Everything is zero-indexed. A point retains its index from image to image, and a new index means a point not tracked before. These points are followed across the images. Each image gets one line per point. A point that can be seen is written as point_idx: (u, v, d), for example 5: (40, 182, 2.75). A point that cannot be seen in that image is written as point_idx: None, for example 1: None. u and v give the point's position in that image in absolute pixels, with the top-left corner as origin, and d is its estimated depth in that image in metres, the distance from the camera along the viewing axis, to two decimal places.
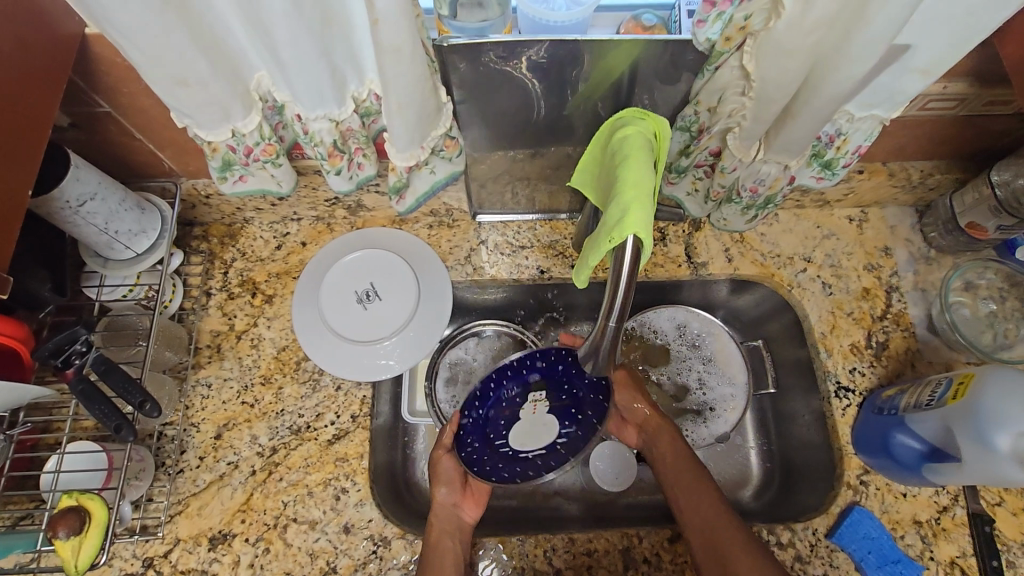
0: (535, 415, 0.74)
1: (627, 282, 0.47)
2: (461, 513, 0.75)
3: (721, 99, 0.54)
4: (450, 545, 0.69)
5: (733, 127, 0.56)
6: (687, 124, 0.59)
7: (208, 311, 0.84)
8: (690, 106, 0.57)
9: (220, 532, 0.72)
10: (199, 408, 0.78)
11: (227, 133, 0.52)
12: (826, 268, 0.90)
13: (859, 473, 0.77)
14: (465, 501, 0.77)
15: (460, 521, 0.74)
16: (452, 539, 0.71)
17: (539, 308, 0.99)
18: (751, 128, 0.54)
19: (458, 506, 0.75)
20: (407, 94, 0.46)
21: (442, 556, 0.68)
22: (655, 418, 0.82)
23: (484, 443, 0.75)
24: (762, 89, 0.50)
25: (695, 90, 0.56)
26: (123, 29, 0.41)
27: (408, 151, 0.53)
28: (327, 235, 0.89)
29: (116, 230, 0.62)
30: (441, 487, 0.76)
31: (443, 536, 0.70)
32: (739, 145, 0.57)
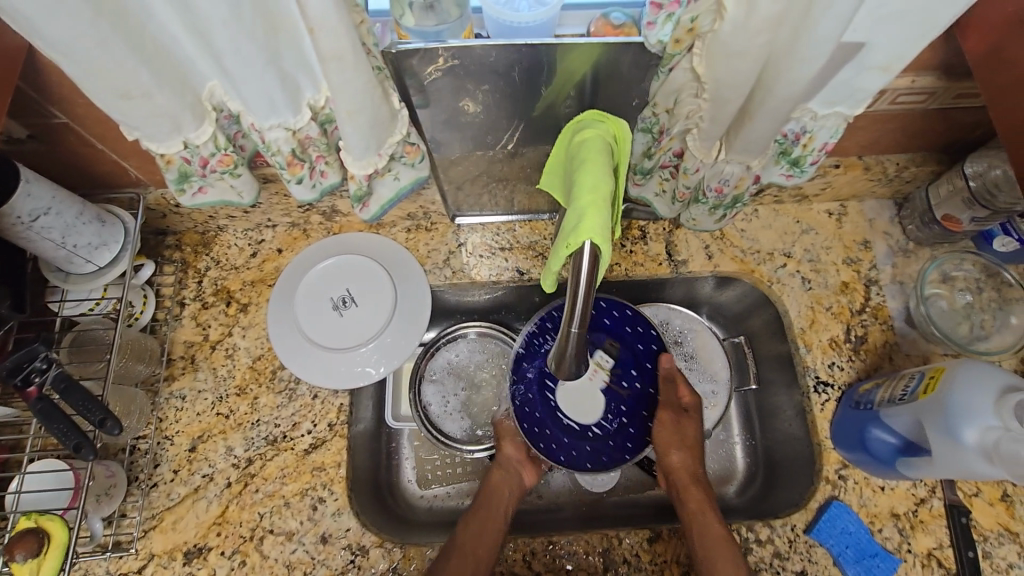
0: (593, 383, 0.79)
1: (586, 288, 0.47)
2: (523, 471, 0.81)
3: (677, 101, 0.54)
4: (505, 500, 0.76)
5: (691, 128, 0.56)
6: (648, 126, 0.59)
7: (181, 321, 0.83)
8: (648, 109, 0.57)
9: (195, 546, 0.71)
10: (173, 420, 0.78)
11: (180, 144, 0.51)
12: (805, 263, 0.90)
13: (838, 467, 0.77)
14: (530, 463, 0.82)
15: (520, 476, 0.80)
16: (507, 495, 0.77)
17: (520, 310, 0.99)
18: (710, 129, 0.53)
19: (522, 463, 0.81)
20: (356, 102, 0.45)
21: (495, 504, 0.75)
22: (689, 471, 0.75)
23: (545, 407, 0.77)
24: (718, 90, 0.49)
25: (651, 93, 0.55)
26: (58, 44, 0.40)
27: (366, 158, 0.52)
28: (303, 241, 0.88)
29: (74, 245, 0.61)
30: (508, 444, 0.82)
31: (500, 484, 0.78)
32: (699, 146, 0.56)
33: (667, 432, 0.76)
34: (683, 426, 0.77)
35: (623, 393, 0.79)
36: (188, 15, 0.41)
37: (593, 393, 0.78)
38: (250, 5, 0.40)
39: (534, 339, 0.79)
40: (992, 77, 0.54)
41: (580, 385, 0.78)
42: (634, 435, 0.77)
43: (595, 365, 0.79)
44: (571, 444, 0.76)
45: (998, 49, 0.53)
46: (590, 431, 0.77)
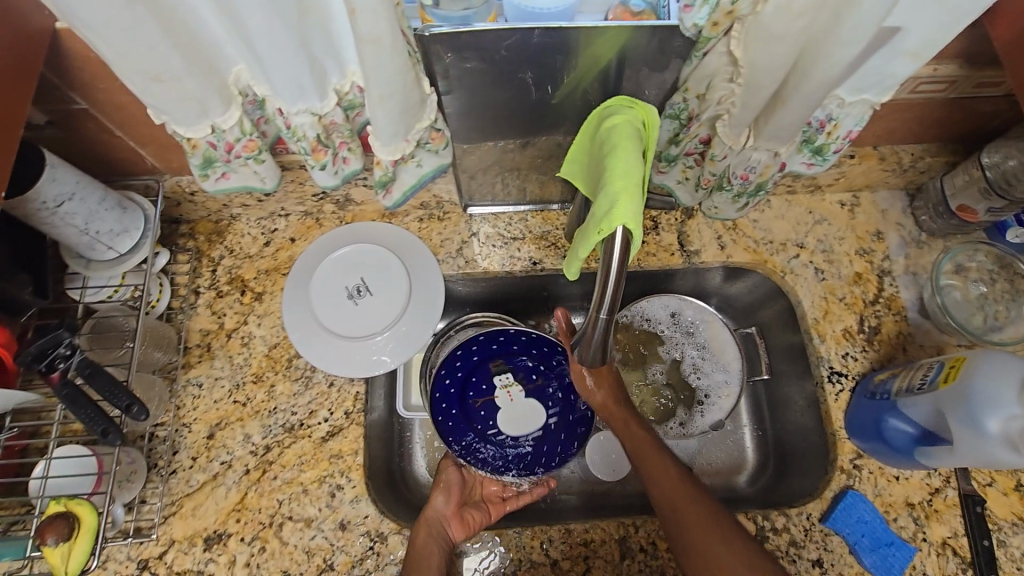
0: (512, 402, 0.85)
1: (618, 274, 0.47)
2: (448, 529, 0.74)
3: (710, 86, 0.54)
4: (434, 546, 0.70)
5: (722, 114, 0.55)
6: (676, 112, 0.58)
7: (197, 310, 0.83)
8: (677, 94, 0.57)
9: (214, 532, 0.71)
10: (191, 407, 0.78)
11: (207, 129, 0.51)
12: (819, 253, 0.90)
13: (852, 457, 0.78)
14: (454, 519, 0.76)
15: (446, 533, 0.73)
16: (437, 544, 0.71)
17: (533, 300, 0.99)
18: (741, 115, 0.53)
19: (447, 518, 0.75)
20: (389, 87, 0.45)
21: (427, 560, 0.67)
22: (614, 403, 0.78)
23: (484, 440, 0.83)
24: (750, 75, 0.49)
25: (683, 77, 0.55)
26: (93, 26, 0.40)
27: (393, 144, 0.52)
28: (316, 230, 0.88)
29: (97, 231, 0.61)
30: (438, 495, 0.79)
31: (427, 540, 0.70)
32: (729, 132, 0.56)
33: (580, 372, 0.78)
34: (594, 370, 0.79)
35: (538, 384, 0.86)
36: None
37: (520, 407, 0.85)
38: None
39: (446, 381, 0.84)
40: (1021, 65, 0.54)
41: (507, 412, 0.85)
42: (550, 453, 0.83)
43: (505, 389, 0.86)
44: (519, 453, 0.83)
45: None
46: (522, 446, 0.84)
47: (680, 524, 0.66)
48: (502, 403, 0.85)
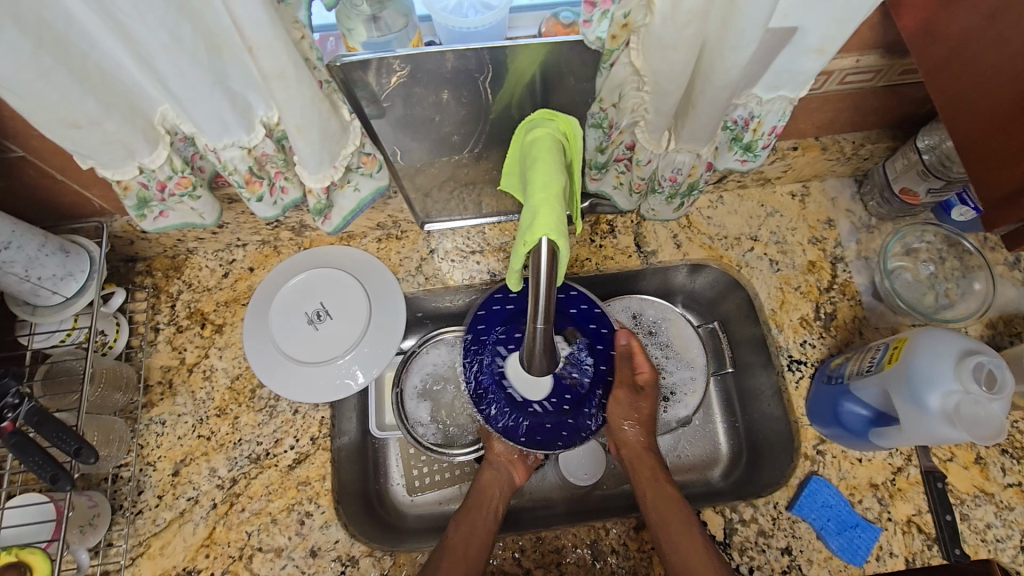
0: None
1: (547, 284, 0.48)
2: (512, 470, 0.80)
3: (621, 96, 0.54)
4: (495, 497, 0.77)
5: (638, 121, 0.56)
6: (598, 120, 0.59)
7: (157, 347, 0.82)
8: (595, 104, 0.57)
9: (184, 569, 0.71)
10: (155, 446, 0.77)
11: (135, 170, 0.52)
12: (772, 245, 0.92)
13: (815, 443, 0.79)
14: (521, 461, 0.82)
15: (509, 477, 0.80)
16: (499, 492, 0.77)
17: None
18: (656, 121, 0.54)
19: (513, 461, 0.81)
20: (305, 118, 0.46)
21: (487, 499, 0.76)
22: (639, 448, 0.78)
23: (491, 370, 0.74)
24: (657, 81, 0.50)
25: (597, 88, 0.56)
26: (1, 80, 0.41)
27: (321, 171, 0.53)
28: (274, 258, 0.88)
29: (38, 277, 0.61)
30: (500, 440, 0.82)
31: (491, 484, 0.78)
32: (648, 138, 0.57)
33: (622, 410, 0.77)
34: (638, 403, 0.79)
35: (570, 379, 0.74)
36: (132, 44, 0.42)
37: (542, 369, 0.73)
38: (192, 30, 0.41)
39: (481, 326, 0.75)
40: (927, 51, 0.56)
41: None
42: (576, 424, 0.72)
43: (551, 345, 0.75)
44: (512, 411, 0.72)
45: (931, 24, 0.55)
46: (532, 407, 0.72)
47: None
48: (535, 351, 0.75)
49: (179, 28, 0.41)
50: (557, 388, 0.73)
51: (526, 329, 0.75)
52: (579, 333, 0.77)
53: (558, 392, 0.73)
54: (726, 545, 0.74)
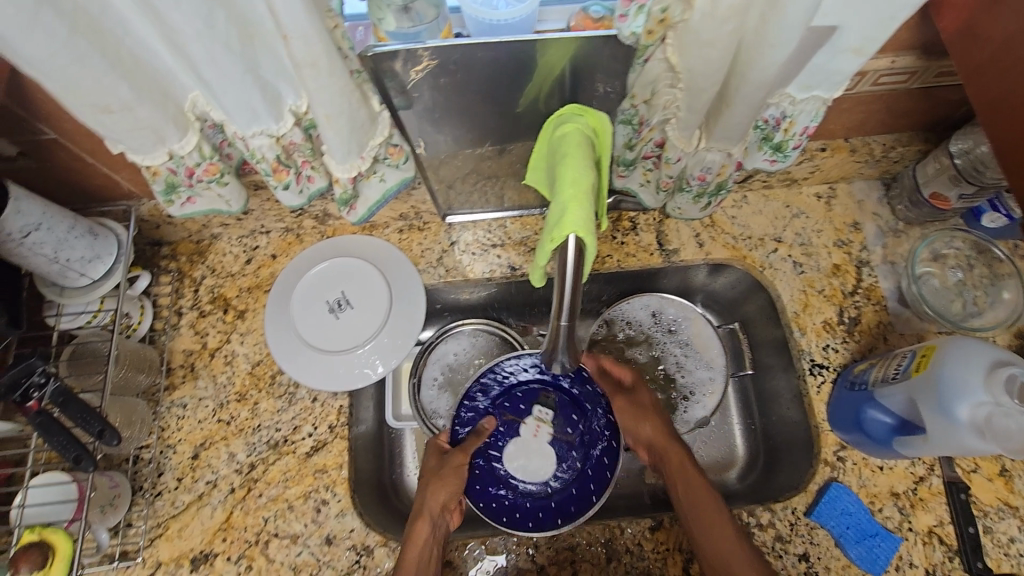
0: (538, 438, 0.79)
1: (574, 282, 0.47)
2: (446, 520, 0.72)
3: (654, 92, 0.55)
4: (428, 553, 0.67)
5: (670, 118, 0.56)
6: (628, 117, 0.59)
7: (179, 331, 0.84)
8: (627, 101, 0.57)
9: (201, 552, 0.72)
10: (176, 428, 0.79)
11: (165, 156, 0.52)
12: (796, 247, 0.91)
13: (836, 449, 0.78)
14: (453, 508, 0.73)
15: (444, 528, 0.71)
16: (434, 549, 0.68)
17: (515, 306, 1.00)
18: (687, 119, 0.54)
19: (447, 511, 0.72)
20: (335, 107, 0.46)
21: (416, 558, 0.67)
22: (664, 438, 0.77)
23: (486, 458, 0.77)
24: (693, 78, 0.50)
25: (629, 85, 0.56)
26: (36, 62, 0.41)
27: (349, 161, 0.52)
28: (296, 246, 0.89)
29: (67, 259, 0.62)
30: (435, 491, 0.71)
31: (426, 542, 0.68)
32: (679, 136, 0.57)
33: (625, 414, 0.79)
34: (637, 399, 0.81)
35: (569, 436, 0.80)
36: (165, 29, 0.42)
37: (541, 447, 0.79)
38: (225, 17, 0.41)
39: (468, 413, 0.80)
40: (968, 52, 0.55)
41: (523, 441, 0.79)
42: (596, 478, 0.76)
43: (536, 421, 0.80)
44: (523, 512, 0.74)
45: (973, 24, 0.54)
46: (550, 487, 0.76)
47: None
48: (525, 432, 0.79)
49: (213, 14, 0.41)
50: (560, 454, 0.78)
51: (507, 415, 0.80)
52: (553, 398, 0.82)
53: (563, 458, 0.78)
54: None
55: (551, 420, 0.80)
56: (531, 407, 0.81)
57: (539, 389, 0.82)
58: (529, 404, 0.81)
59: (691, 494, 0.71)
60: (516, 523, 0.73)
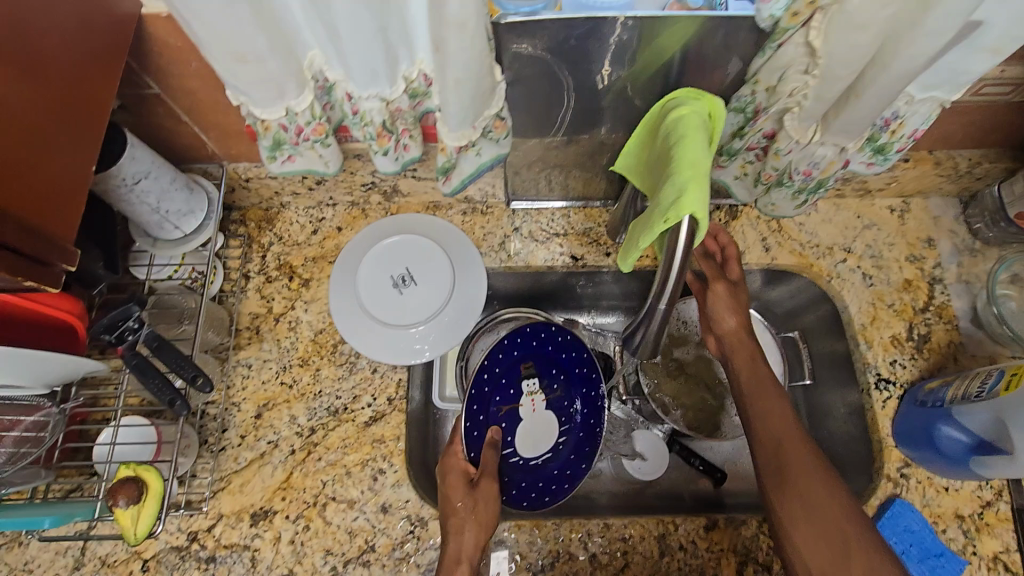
0: (535, 411, 0.79)
1: (681, 262, 0.48)
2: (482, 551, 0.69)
3: (782, 78, 0.56)
4: None
5: (791, 107, 0.58)
6: (743, 105, 0.61)
7: (247, 293, 0.85)
8: (748, 88, 0.60)
9: (261, 508, 0.74)
10: (240, 387, 0.80)
11: (281, 111, 0.53)
12: (866, 259, 0.89)
13: (900, 466, 0.76)
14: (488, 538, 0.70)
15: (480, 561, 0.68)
16: None
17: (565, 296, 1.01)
18: (812, 108, 0.56)
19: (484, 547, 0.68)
20: (465, 72, 0.46)
21: None
22: (741, 333, 0.76)
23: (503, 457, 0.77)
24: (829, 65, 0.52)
25: (754, 70, 0.57)
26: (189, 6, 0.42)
27: (460, 131, 0.53)
28: (361, 220, 0.90)
29: (167, 210, 0.64)
30: (462, 531, 0.68)
31: None
32: (797, 127, 0.59)
33: (720, 299, 0.77)
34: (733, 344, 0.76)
35: (559, 393, 0.81)
36: None
37: (540, 418, 0.80)
38: None
39: (476, 408, 0.74)
40: None
41: (528, 421, 0.79)
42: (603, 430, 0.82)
43: (529, 397, 0.79)
44: (547, 485, 0.78)
45: None
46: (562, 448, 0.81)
47: (798, 528, 0.60)
48: (526, 412, 0.79)
49: None
50: (558, 412, 0.81)
51: (502, 406, 0.77)
52: (533, 364, 0.79)
53: (563, 420, 0.82)
54: None
55: (541, 388, 0.80)
56: (519, 387, 0.78)
57: (510, 362, 0.77)
58: (517, 384, 0.78)
59: (749, 389, 0.72)
60: (551, 498, 0.77)
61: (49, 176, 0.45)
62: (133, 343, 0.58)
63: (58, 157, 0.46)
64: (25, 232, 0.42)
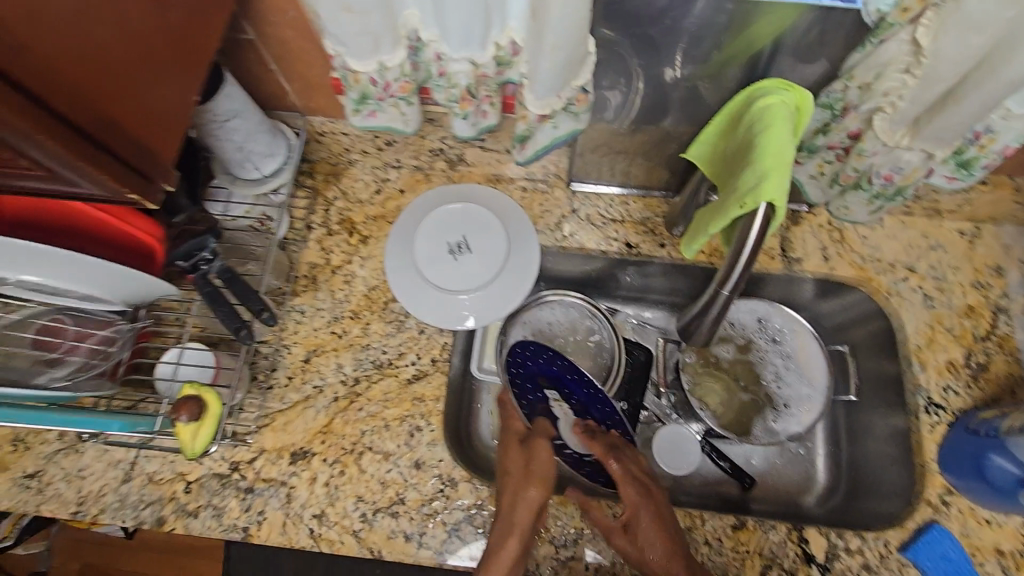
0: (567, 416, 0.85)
1: (752, 250, 0.48)
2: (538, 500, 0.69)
3: (879, 75, 0.57)
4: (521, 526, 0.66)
5: (883, 107, 0.59)
6: (832, 101, 0.62)
7: (307, 244, 0.87)
8: (840, 82, 0.60)
9: (301, 449, 0.77)
10: (293, 330, 0.83)
11: (374, 64, 0.54)
12: (929, 280, 0.86)
13: (941, 492, 0.74)
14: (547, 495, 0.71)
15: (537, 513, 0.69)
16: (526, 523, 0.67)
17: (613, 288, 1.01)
18: (907, 109, 0.57)
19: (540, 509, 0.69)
20: (562, 39, 0.47)
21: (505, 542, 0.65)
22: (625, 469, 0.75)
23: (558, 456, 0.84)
24: (935, 64, 0.53)
25: (851, 65, 0.59)
26: None
27: (546, 98, 0.54)
28: (424, 185, 0.91)
29: (250, 150, 0.67)
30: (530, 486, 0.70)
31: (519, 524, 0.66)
32: (885, 128, 0.60)
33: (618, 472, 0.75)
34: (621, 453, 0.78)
35: (580, 400, 0.86)
36: None
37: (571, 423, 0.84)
38: None
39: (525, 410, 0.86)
40: None
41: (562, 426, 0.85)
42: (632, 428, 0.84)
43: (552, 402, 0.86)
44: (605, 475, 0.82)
45: None
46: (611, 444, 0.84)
47: None
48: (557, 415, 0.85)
49: None
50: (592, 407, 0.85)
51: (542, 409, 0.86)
52: (548, 379, 0.87)
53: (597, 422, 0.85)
54: (826, 568, 0.71)
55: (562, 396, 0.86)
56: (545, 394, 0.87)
57: (534, 373, 0.87)
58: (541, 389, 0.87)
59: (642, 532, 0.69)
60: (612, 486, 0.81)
61: (170, 109, 0.49)
62: (205, 272, 0.63)
63: (172, 85, 0.49)
64: (146, 155, 0.46)
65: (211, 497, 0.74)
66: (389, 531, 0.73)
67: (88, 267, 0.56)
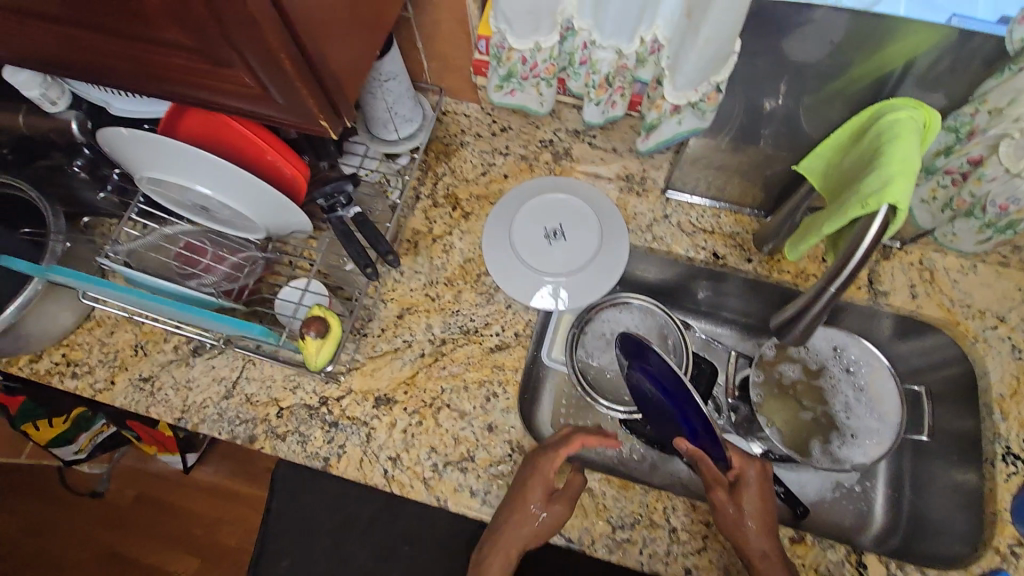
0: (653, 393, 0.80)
1: (869, 248, 0.51)
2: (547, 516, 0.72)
3: (1012, 101, 0.61)
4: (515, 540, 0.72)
5: (1008, 134, 0.63)
6: (959, 125, 0.67)
7: (414, 212, 0.94)
8: (972, 107, 0.65)
9: (384, 395, 0.82)
10: (391, 287, 0.89)
11: (529, 44, 0.60)
12: (1020, 331, 0.85)
13: (1012, 542, 0.73)
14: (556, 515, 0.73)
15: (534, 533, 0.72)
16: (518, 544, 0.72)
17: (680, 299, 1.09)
18: None
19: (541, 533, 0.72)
20: (715, 32, 0.51)
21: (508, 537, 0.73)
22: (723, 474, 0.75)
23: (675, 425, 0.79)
24: None
25: (986, 91, 0.63)
26: None
27: (683, 90, 0.58)
28: (527, 173, 0.96)
29: (395, 112, 0.78)
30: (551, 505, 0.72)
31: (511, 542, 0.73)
32: (1010, 154, 0.63)
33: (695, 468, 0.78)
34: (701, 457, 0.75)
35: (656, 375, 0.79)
36: None
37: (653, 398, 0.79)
38: None
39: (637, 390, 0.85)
40: None
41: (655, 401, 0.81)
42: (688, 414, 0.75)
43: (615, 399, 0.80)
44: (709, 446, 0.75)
45: None
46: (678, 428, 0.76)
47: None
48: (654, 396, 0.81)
49: None
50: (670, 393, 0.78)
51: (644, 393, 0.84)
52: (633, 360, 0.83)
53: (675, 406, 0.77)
54: None
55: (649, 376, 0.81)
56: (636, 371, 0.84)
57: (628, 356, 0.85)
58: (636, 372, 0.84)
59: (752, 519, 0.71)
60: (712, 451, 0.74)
61: (357, 64, 0.54)
62: (340, 215, 0.72)
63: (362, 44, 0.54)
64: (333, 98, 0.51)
65: (299, 424, 0.81)
66: (457, 483, 0.77)
67: (183, 156, 0.61)
